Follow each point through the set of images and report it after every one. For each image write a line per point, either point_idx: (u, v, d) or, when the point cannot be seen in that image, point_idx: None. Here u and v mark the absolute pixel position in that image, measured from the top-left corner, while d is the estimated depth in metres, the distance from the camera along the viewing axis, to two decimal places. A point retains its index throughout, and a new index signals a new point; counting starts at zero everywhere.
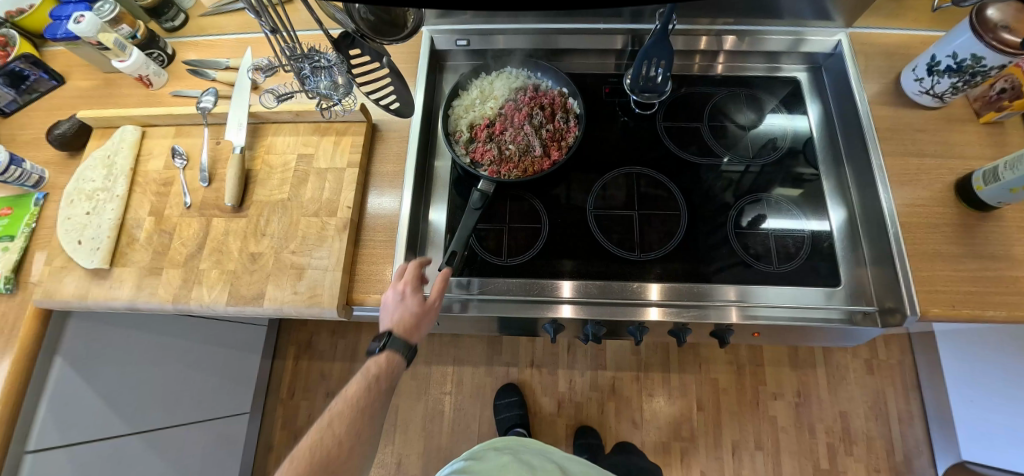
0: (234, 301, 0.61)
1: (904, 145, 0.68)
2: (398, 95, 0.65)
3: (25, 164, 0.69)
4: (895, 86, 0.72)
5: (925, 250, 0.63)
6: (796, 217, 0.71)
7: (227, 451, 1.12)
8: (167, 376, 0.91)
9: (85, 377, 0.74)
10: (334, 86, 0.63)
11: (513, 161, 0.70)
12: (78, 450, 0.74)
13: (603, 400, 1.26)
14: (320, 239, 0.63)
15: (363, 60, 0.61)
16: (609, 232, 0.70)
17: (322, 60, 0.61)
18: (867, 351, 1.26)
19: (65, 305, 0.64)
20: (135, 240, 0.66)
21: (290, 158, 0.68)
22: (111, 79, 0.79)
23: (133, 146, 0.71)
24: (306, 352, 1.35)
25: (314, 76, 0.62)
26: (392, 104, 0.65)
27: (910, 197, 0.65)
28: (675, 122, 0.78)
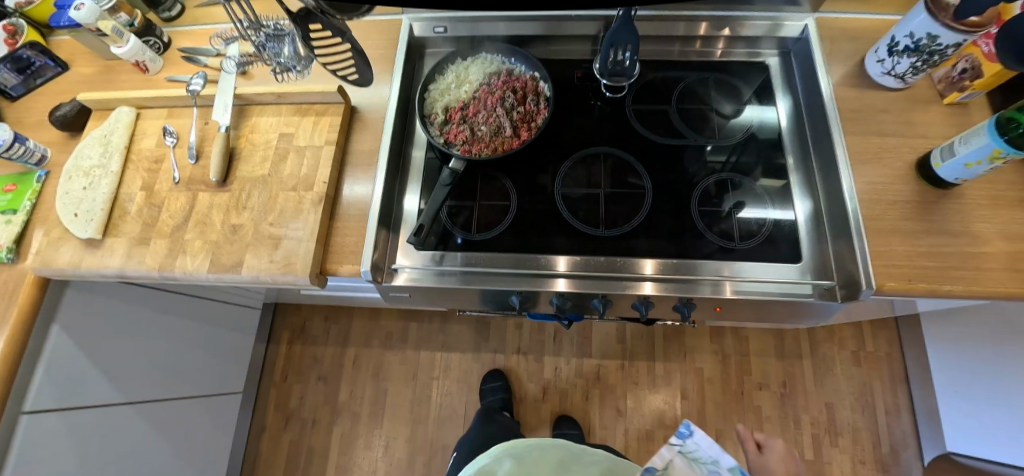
0: (215, 269, 0.64)
1: (866, 124, 0.70)
2: (359, 70, 0.72)
3: (27, 141, 0.74)
4: (860, 69, 0.74)
5: (883, 226, 0.64)
6: (763, 205, 0.72)
7: (219, 428, 1.16)
8: (159, 350, 0.95)
9: (79, 344, 0.78)
10: (295, 55, 0.74)
11: (484, 141, 0.74)
12: (71, 414, 0.78)
13: (588, 387, 1.29)
14: (296, 212, 0.66)
15: (324, 34, 0.65)
16: (576, 210, 0.73)
17: (280, 29, 0.73)
18: (853, 343, 1.28)
19: (60, 272, 0.68)
20: (127, 212, 0.70)
21: (272, 137, 0.72)
22: (111, 66, 0.84)
23: (128, 126, 0.75)
24: (299, 337, 1.39)
25: (273, 44, 0.73)
26: (352, 76, 0.72)
27: (870, 175, 0.67)
28: (644, 105, 0.80)
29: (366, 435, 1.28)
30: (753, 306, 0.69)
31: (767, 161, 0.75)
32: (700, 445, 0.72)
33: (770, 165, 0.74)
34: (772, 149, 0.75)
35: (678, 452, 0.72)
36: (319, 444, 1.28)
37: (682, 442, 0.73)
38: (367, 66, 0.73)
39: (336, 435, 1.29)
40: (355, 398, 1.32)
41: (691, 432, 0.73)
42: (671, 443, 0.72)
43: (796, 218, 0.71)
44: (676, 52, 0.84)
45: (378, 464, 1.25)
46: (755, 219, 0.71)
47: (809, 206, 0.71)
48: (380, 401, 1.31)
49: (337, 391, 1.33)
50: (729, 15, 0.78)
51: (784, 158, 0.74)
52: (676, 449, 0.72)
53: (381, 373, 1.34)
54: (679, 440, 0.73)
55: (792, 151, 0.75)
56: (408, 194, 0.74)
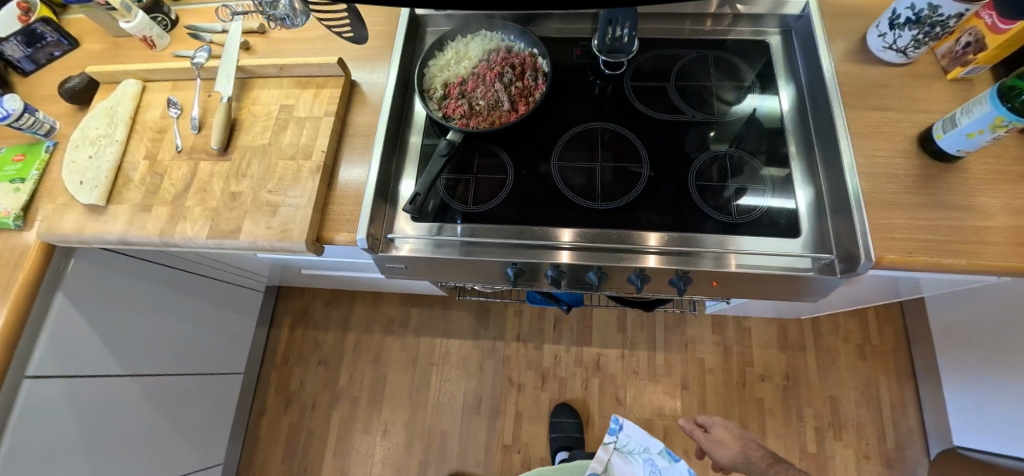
0: (213, 234, 0.65)
1: (867, 98, 0.69)
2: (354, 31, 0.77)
3: (37, 112, 0.75)
4: (861, 45, 0.73)
5: (882, 199, 0.63)
6: (762, 192, 0.70)
7: (218, 407, 1.18)
8: (161, 325, 0.96)
9: (83, 314, 0.79)
10: (291, 10, 0.75)
11: (482, 115, 0.74)
12: (73, 382, 0.79)
13: (587, 376, 1.28)
14: (295, 180, 0.67)
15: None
16: (572, 184, 0.73)
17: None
18: (859, 336, 1.26)
19: (65, 239, 0.69)
20: (130, 180, 0.71)
21: (273, 108, 0.73)
22: (120, 43, 0.87)
23: (133, 98, 0.77)
24: (301, 321, 1.40)
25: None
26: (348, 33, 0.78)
27: (869, 148, 0.66)
28: (643, 82, 0.81)
29: (364, 420, 1.28)
30: (752, 282, 0.68)
31: (769, 148, 0.73)
32: (630, 437, 0.94)
33: (771, 153, 0.73)
34: (774, 137, 0.74)
35: (615, 451, 0.92)
36: (318, 427, 1.29)
37: (615, 438, 0.93)
38: (363, 25, 0.75)
39: (335, 418, 1.29)
40: (353, 383, 1.32)
41: (621, 427, 0.94)
42: (606, 445, 0.92)
43: (796, 206, 0.69)
44: (687, 30, 0.84)
45: (376, 448, 1.26)
46: (752, 206, 0.69)
47: (810, 194, 0.69)
48: (379, 386, 1.32)
49: (336, 375, 1.33)
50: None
51: (786, 146, 0.73)
52: (612, 448, 0.92)
53: (380, 358, 1.34)
54: (612, 438, 0.93)
55: (795, 140, 0.73)
56: (406, 177, 0.74)
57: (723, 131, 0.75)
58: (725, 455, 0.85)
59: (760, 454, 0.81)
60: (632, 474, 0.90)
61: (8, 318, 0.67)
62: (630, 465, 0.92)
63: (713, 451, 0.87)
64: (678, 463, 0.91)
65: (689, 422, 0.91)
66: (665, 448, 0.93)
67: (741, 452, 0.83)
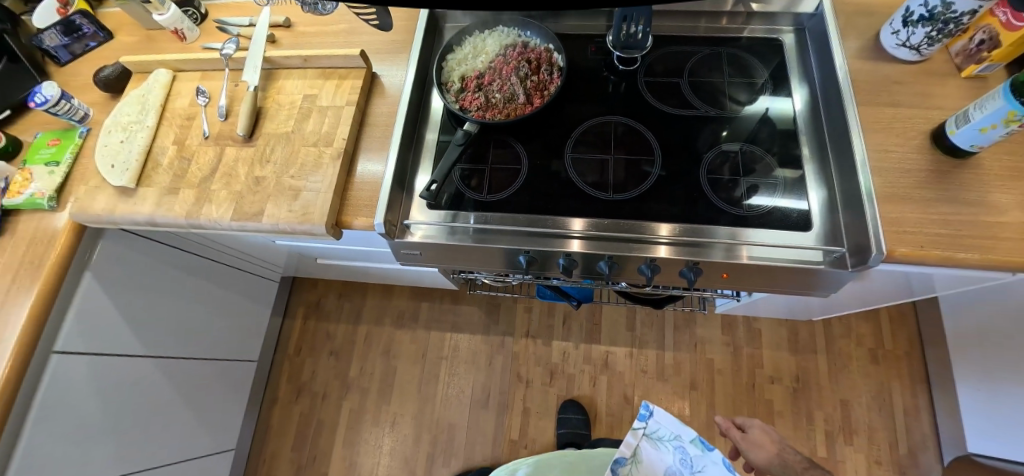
0: (238, 217, 0.67)
1: (880, 95, 0.70)
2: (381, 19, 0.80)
3: (73, 100, 0.78)
4: (874, 43, 0.74)
5: (895, 193, 0.63)
6: (773, 187, 0.70)
7: (231, 392, 1.21)
8: (183, 309, 0.99)
9: (110, 293, 0.82)
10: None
11: (498, 108, 0.76)
12: (98, 360, 0.82)
13: (595, 374, 1.29)
14: (316, 166, 0.70)
15: None
16: (585, 176, 0.74)
17: None
18: (871, 341, 1.25)
19: (96, 219, 0.72)
20: (159, 164, 0.74)
21: (297, 98, 0.77)
22: (152, 36, 0.91)
23: (164, 87, 0.81)
24: (314, 312, 1.45)
25: None
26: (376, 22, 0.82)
27: (882, 143, 0.66)
28: (656, 78, 0.82)
29: (374, 412, 1.31)
30: (761, 274, 0.68)
31: (780, 149, 0.73)
32: (660, 424, 0.84)
33: (783, 154, 0.73)
34: (785, 138, 0.74)
35: (645, 437, 0.83)
36: (328, 417, 1.33)
37: (644, 424, 0.84)
38: (388, 13, 0.79)
39: (345, 409, 1.33)
40: (364, 374, 1.36)
41: (651, 413, 0.84)
42: (634, 430, 0.83)
43: (808, 207, 0.68)
44: (701, 28, 0.86)
45: (384, 440, 1.29)
46: (762, 207, 0.69)
47: (822, 196, 0.69)
48: (388, 378, 1.34)
49: (347, 366, 1.37)
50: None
51: (799, 148, 0.73)
52: (641, 434, 0.83)
53: (391, 350, 1.38)
54: (641, 423, 0.84)
55: (807, 141, 0.73)
56: (421, 173, 0.74)
57: (736, 131, 0.76)
58: (761, 457, 0.77)
59: (799, 459, 0.74)
60: (662, 463, 0.80)
61: (39, 296, 0.70)
62: (659, 452, 0.81)
63: (748, 452, 0.79)
64: (712, 452, 0.79)
65: (726, 419, 0.83)
66: (697, 436, 0.81)
67: (779, 455, 0.76)
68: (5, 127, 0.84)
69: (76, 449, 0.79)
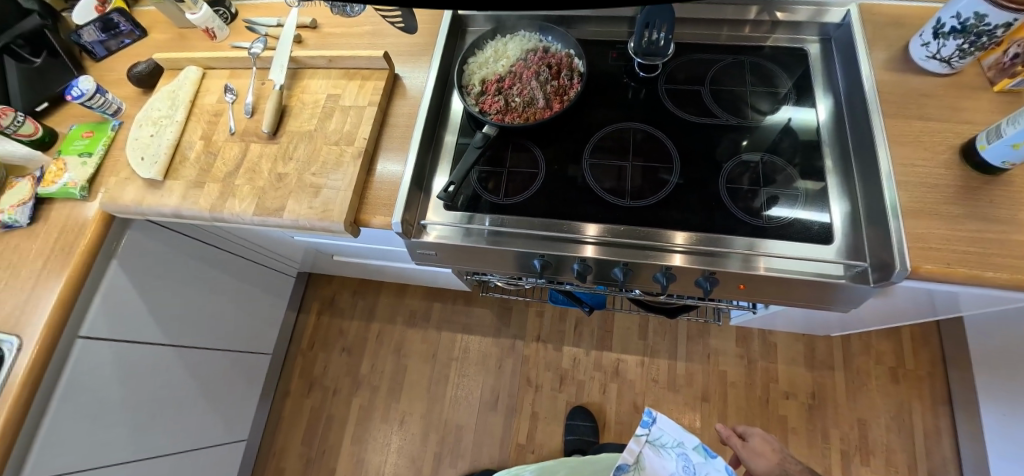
0: (259, 212, 0.69)
1: (907, 107, 0.68)
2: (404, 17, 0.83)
3: (107, 94, 0.81)
4: (903, 54, 0.73)
5: (922, 208, 0.61)
6: (794, 199, 0.69)
7: (247, 384, 1.23)
8: (203, 300, 1.01)
9: (134, 281, 0.84)
10: None
11: (517, 112, 0.77)
12: (120, 346, 0.84)
13: (605, 381, 1.28)
14: (337, 164, 0.71)
15: None
16: (602, 182, 0.74)
17: None
18: (891, 359, 1.22)
19: (125, 209, 0.74)
20: (186, 158, 0.76)
21: (321, 97, 0.78)
22: (184, 34, 0.94)
23: (194, 83, 0.83)
24: (328, 308, 1.47)
25: None
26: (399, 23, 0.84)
27: (909, 157, 0.64)
28: (677, 85, 0.82)
29: (383, 409, 1.33)
30: (777, 287, 0.67)
31: (803, 160, 0.72)
32: (663, 430, 0.82)
33: (805, 166, 0.72)
34: (809, 149, 0.73)
35: (648, 443, 0.82)
36: (338, 412, 1.34)
37: (646, 431, 0.82)
38: (414, 15, 0.82)
39: (355, 406, 1.34)
40: (375, 372, 1.37)
41: (654, 419, 0.83)
42: (638, 437, 0.81)
43: (830, 220, 0.67)
44: (724, 36, 0.85)
45: (392, 438, 1.29)
46: (782, 218, 0.68)
47: (845, 208, 0.67)
48: (398, 377, 1.35)
49: (359, 363, 1.39)
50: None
51: (822, 160, 0.71)
52: (644, 441, 0.82)
53: (402, 349, 1.39)
54: (644, 430, 0.82)
55: (831, 153, 0.72)
56: (439, 174, 0.75)
57: (757, 140, 0.75)
58: (761, 465, 0.74)
59: (800, 469, 0.72)
60: (665, 470, 0.79)
61: (67, 282, 0.72)
62: (662, 459, 0.80)
63: (749, 461, 0.76)
64: (715, 460, 0.78)
65: (726, 426, 0.81)
66: (700, 443, 0.80)
67: (779, 464, 0.73)
68: (43, 119, 0.88)
69: (97, 432, 0.81)
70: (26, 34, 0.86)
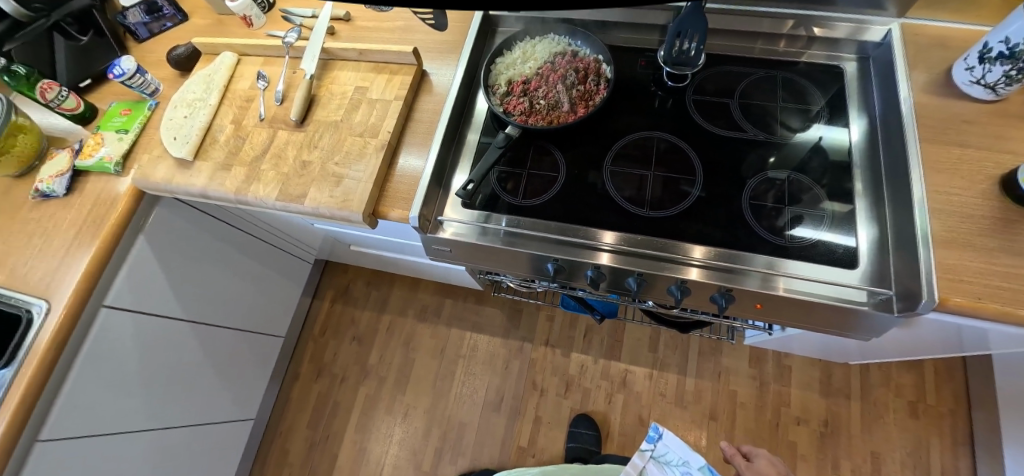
0: (282, 198, 0.70)
1: (946, 133, 0.66)
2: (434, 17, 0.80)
3: (146, 74, 0.84)
4: (945, 77, 0.70)
5: (954, 238, 0.59)
6: (820, 221, 0.67)
7: (258, 365, 1.26)
8: (222, 280, 1.04)
9: (159, 256, 0.86)
10: None
11: (541, 114, 0.77)
12: (141, 318, 0.86)
13: (611, 391, 1.27)
14: (361, 154, 0.72)
15: None
16: (623, 190, 0.73)
17: None
18: (912, 393, 1.17)
19: (156, 186, 0.76)
20: (216, 140, 0.78)
21: (349, 89, 0.80)
22: (223, 20, 0.97)
23: (229, 69, 0.86)
24: (342, 296, 1.49)
25: None
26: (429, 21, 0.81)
27: (944, 185, 0.62)
28: (705, 97, 0.80)
29: (388, 401, 1.34)
30: (794, 309, 0.66)
31: (832, 181, 0.70)
32: (669, 447, 0.81)
33: (834, 186, 0.69)
34: (838, 170, 0.71)
35: (652, 459, 0.81)
36: (344, 400, 1.36)
37: (651, 446, 0.81)
38: (445, 14, 0.78)
39: (361, 395, 1.36)
40: (383, 363, 1.38)
41: (661, 435, 0.82)
42: (642, 451, 0.80)
43: (856, 244, 0.65)
44: (757, 49, 0.84)
45: (395, 429, 1.30)
46: (805, 239, 0.66)
47: (873, 233, 0.65)
48: (406, 369, 1.37)
49: (368, 352, 1.41)
50: (817, 14, 0.78)
51: (851, 182, 0.69)
52: (649, 456, 0.81)
53: (411, 342, 1.40)
54: (649, 445, 0.81)
55: (862, 176, 0.69)
56: (459, 172, 0.75)
57: (784, 157, 0.73)
58: None
59: None
60: None
61: (96, 253, 0.75)
62: None
63: None
64: None
65: (731, 444, 0.78)
66: (706, 464, 0.77)
67: None
68: (85, 95, 0.92)
69: (113, 399, 0.84)
70: (76, 12, 0.88)
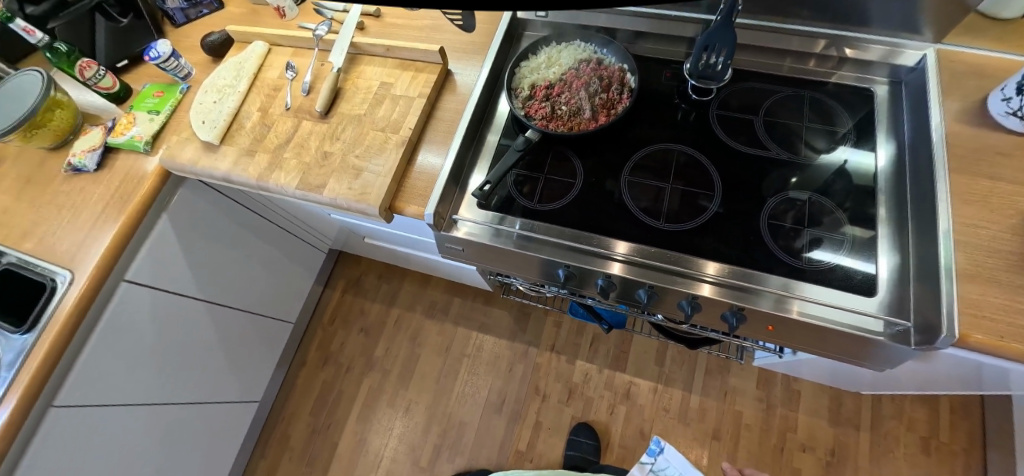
0: (302, 187, 0.72)
1: (977, 164, 0.64)
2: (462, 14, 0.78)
3: (180, 58, 0.86)
4: (979, 107, 0.68)
5: (979, 273, 0.57)
6: (839, 245, 0.66)
7: (266, 348, 1.28)
8: (238, 263, 1.06)
9: (179, 236, 0.89)
10: None
11: (562, 120, 0.77)
12: (159, 294, 0.89)
13: (614, 402, 1.26)
14: (381, 149, 0.73)
15: None
16: (639, 201, 0.73)
17: None
18: (925, 428, 1.14)
19: (182, 167, 0.79)
20: (243, 126, 0.80)
21: (374, 84, 0.81)
22: (257, 10, 0.99)
23: (260, 57, 0.88)
24: (352, 287, 1.51)
25: None
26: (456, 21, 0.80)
27: (971, 217, 0.60)
28: (729, 112, 0.80)
29: (391, 394, 1.35)
30: (806, 333, 0.65)
31: (854, 205, 0.69)
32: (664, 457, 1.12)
33: (856, 211, 0.68)
34: (862, 195, 0.69)
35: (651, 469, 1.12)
36: (348, 390, 1.37)
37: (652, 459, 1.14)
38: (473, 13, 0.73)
39: (364, 387, 1.37)
40: (388, 356, 1.40)
41: (659, 449, 1.15)
42: (644, 464, 1.14)
43: (876, 272, 0.63)
44: (785, 67, 0.82)
45: (395, 423, 1.31)
46: (823, 262, 0.65)
47: (894, 261, 0.63)
48: (410, 365, 1.37)
49: (374, 344, 1.42)
50: (849, 35, 0.77)
51: (875, 208, 0.68)
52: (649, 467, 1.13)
53: (417, 338, 1.41)
54: (650, 458, 1.15)
55: (886, 202, 0.68)
56: (476, 172, 0.76)
57: (807, 178, 0.72)
58: None
59: None
60: None
61: (120, 229, 0.77)
62: None
63: None
64: None
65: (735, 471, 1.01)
66: None
67: None
68: (121, 75, 0.95)
69: (127, 372, 0.86)
70: None
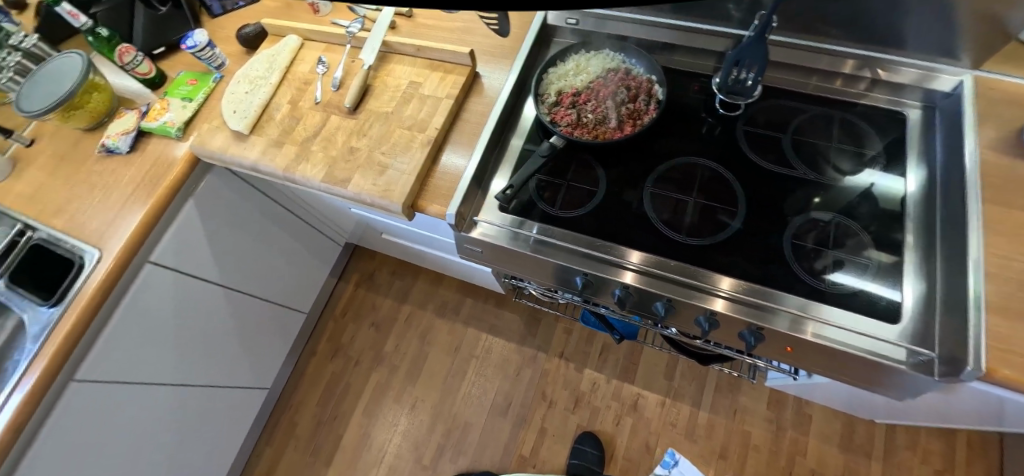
0: (328, 180, 0.73)
1: (1011, 195, 0.62)
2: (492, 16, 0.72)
3: (216, 49, 0.89)
4: (1015, 137, 0.67)
5: (1009, 307, 0.56)
6: (863, 269, 0.65)
7: (280, 337, 1.29)
8: (258, 251, 1.07)
9: (205, 221, 0.91)
10: None
11: (587, 128, 0.77)
12: (181, 277, 0.91)
13: (621, 413, 1.25)
14: (406, 147, 0.74)
15: None
16: (661, 213, 0.72)
17: None
18: (939, 461, 1.11)
19: (211, 154, 0.80)
20: (272, 118, 0.82)
21: (403, 82, 0.82)
22: (292, 4, 1.01)
23: (292, 51, 0.89)
24: (366, 282, 1.53)
25: None
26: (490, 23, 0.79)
27: (1003, 249, 0.59)
28: (755, 129, 0.79)
29: (397, 390, 1.36)
30: (824, 356, 0.64)
31: (880, 229, 0.67)
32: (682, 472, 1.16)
33: (882, 235, 0.67)
34: (889, 219, 0.68)
35: None
36: (356, 383, 1.39)
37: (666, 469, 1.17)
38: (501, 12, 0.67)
39: (372, 381, 1.38)
40: (397, 352, 1.41)
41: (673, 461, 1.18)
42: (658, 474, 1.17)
43: (900, 299, 0.62)
44: (814, 86, 0.82)
45: (400, 419, 1.32)
46: (845, 286, 0.64)
47: (920, 289, 0.62)
48: (418, 362, 1.38)
49: (384, 339, 1.43)
50: (883, 57, 0.75)
51: (902, 233, 0.66)
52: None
53: (427, 336, 1.42)
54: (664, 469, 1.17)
55: (914, 228, 0.67)
56: (499, 175, 0.76)
57: (832, 199, 0.71)
58: None
59: None
60: None
61: (149, 211, 0.79)
62: None
63: None
64: None
65: None
66: None
67: None
68: (158, 61, 0.97)
69: (146, 350, 0.88)
70: None
